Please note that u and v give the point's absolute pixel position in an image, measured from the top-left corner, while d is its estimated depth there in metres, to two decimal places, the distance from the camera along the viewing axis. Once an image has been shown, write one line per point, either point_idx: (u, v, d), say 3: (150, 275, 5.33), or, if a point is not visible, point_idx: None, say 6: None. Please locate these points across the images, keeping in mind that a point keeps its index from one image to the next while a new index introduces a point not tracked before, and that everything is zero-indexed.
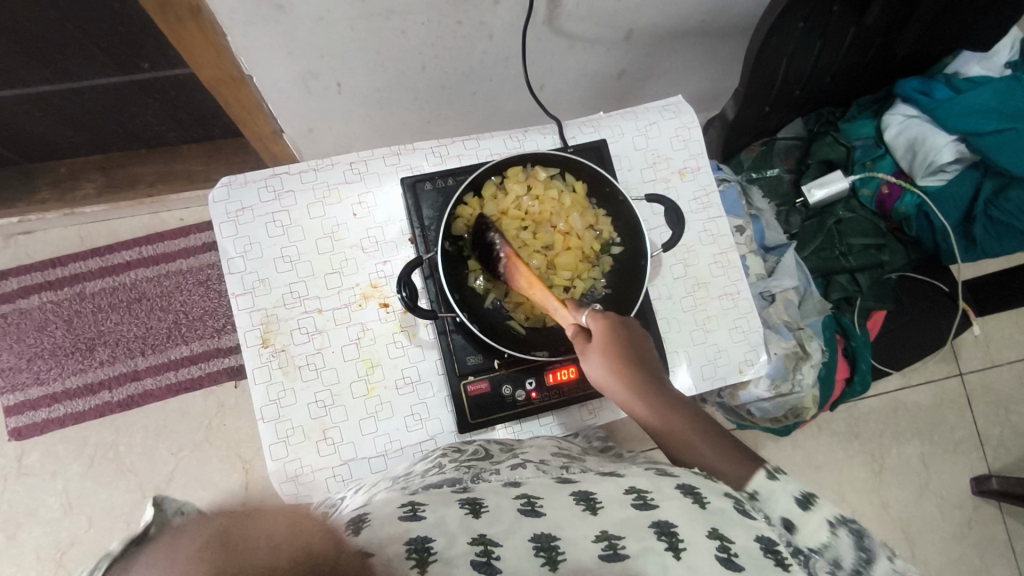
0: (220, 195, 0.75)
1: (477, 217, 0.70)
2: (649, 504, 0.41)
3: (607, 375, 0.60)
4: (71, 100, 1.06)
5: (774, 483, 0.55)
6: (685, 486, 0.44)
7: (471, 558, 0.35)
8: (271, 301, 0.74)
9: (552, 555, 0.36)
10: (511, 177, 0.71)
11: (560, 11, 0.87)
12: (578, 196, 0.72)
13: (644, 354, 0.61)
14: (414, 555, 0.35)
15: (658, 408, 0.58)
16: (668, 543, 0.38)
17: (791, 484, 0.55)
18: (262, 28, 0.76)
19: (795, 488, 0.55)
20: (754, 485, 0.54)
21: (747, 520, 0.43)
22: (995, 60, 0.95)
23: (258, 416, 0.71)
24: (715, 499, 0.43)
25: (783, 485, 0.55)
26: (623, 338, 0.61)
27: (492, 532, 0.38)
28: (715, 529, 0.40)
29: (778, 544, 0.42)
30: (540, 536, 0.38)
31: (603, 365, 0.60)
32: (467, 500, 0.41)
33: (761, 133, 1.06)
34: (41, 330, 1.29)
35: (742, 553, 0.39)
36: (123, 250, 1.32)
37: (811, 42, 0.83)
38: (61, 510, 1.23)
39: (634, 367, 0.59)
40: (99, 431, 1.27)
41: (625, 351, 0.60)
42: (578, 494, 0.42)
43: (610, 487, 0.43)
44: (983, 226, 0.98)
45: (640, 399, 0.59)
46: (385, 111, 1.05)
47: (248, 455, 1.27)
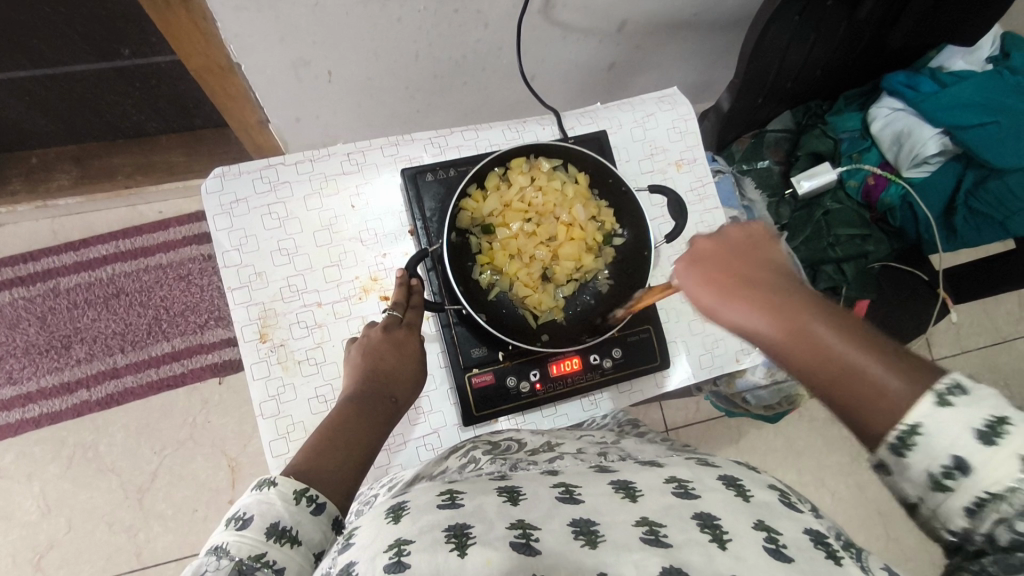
0: (214, 185, 0.72)
1: (482, 209, 0.70)
2: (690, 493, 0.42)
3: (713, 301, 0.49)
4: (45, 87, 1.01)
5: (945, 412, 0.38)
6: (728, 479, 0.44)
7: (511, 540, 0.36)
8: (268, 295, 0.72)
9: (592, 537, 0.37)
10: (515, 167, 0.70)
11: (555, 1, 0.87)
12: (581, 187, 0.72)
13: (756, 265, 0.50)
14: (453, 539, 0.35)
15: (781, 318, 0.46)
16: (712, 535, 0.38)
17: (977, 407, 0.38)
18: (254, 14, 0.74)
19: (981, 413, 0.38)
20: (914, 415, 0.39)
21: (795, 513, 0.42)
22: (978, 54, 0.99)
23: (258, 413, 0.69)
24: (758, 491, 0.44)
25: (959, 415, 0.38)
26: (733, 255, 0.51)
27: (531, 517, 0.38)
28: (761, 522, 0.40)
29: (829, 537, 0.41)
30: (578, 522, 0.38)
31: (705, 292, 0.50)
32: (505, 488, 0.42)
33: (751, 125, 1.07)
34: (13, 327, 1.25)
35: (790, 544, 0.38)
36: (99, 244, 1.28)
37: (805, 36, 0.84)
38: (39, 512, 1.19)
39: (749, 284, 0.48)
40: (78, 431, 1.23)
41: (725, 270, 0.50)
42: (617, 482, 0.43)
43: (650, 476, 0.44)
44: (962, 217, 1.02)
45: (762, 317, 0.46)
46: (375, 101, 1.03)
47: (234, 451, 1.25)
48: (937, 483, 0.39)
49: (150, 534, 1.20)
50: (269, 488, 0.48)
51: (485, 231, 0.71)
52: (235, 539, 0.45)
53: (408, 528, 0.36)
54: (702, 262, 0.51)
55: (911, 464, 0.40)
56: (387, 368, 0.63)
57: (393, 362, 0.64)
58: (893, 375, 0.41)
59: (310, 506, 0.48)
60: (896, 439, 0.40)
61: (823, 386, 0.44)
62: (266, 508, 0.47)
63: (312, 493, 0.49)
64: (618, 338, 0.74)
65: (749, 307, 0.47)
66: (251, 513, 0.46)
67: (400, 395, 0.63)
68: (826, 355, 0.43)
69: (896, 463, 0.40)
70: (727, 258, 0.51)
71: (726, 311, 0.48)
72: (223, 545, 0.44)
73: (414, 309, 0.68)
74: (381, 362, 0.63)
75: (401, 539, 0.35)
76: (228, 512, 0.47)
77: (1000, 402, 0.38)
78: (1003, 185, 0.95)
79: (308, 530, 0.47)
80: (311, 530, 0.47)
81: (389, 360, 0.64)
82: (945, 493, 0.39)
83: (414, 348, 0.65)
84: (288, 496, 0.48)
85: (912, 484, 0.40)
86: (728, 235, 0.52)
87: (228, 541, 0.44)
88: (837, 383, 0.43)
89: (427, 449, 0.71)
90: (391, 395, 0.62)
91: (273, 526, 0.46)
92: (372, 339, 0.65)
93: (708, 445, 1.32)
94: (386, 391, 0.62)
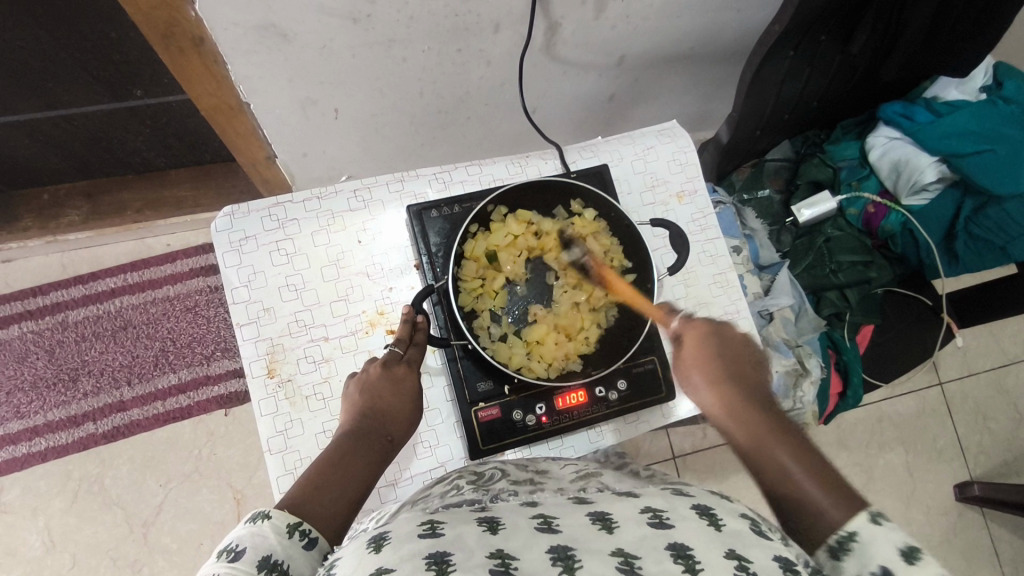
0: (223, 224, 0.74)
1: (481, 257, 0.71)
2: (664, 523, 0.42)
3: (707, 384, 0.65)
4: (57, 127, 1.04)
5: (877, 527, 0.48)
6: (702, 508, 0.45)
7: (490, 567, 0.36)
8: (276, 331, 0.73)
9: (569, 563, 0.37)
10: (517, 216, 0.73)
11: (556, 38, 0.90)
12: (580, 229, 0.73)
13: (749, 376, 0.66)
14: (433, 566, 0.35)
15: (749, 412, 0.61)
16: (686, 565, 0.38)
17: (897, 534, 0.47)
18: (263, 57, 0.77)
19: (902, 539, 0.47)
20: (853, 525, 0.49)
21: (765, 541, 0.43)
22: (972, 84, 1.00)
23: (265, 449, 0.70)
24: (730, 520, 0.44)
25: (887, 532, 0.48)
26: (731, 363, 0.66)
27: (509, 547, 0.39)
28: (732, 551, 0.40)
29: (798, 564, 0.41)
30: (556, 548, 0.38)
31: (697, 372, 0.66)
32: (486, 518, 0.43)
33: (751, 155, 1.08)
34: (21, 361, 1.25)
35: (760, 571, 0.39)
36: (108, 277, 1.30)
37: (799, 70, 0.86)
38: (44, 548, 1.19)
39: (740, 385, 0.64)
40: (83, 464, 1.23)
41: (724, 370, 0.65)
42: (594, 514, 0.44)
43: (626, 507, 0.45)
44: (963, 242, 1.02)
45: (730, 408, 0.62)
46: (381, 135, 1.05)
47: (239, 484, 1.24)
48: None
49: (154, 569, 1.19)
50: (263, 520, 0.49)
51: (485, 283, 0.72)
52: (225, 570, 0.44)
53: (389, 556, 0.37)
54: (708, 357, 0.66)
55: (844, 568, 0.48)
56: (383, 406, 0.63)
57: (388, 399, 0.64)
58: (815, 489, 0.53)
59: (302, 540, 0.50)
60: (835, 542, 0.49)
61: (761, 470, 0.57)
62: (258, 541, 0.47)
63: (304, 527, 0.50)
64: (622, 368, 0.74)
65: (731, 397, 0.63)
66: (244, 545, 0.47)
67: (396, 434, 0.64)
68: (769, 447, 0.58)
69: (833, 569, 0.49)
70: (729, 363, 0.66)
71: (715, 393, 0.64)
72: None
73: (416, 346, 0.68)
74: (377, 400, 0.64)
75: (382, 568, 0.36)
76: (218, 545, 0.47)
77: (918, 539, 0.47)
78: (1002, 212, 0.95)
79: (299, 564, 0.48)
80: (302, 564, 0.48)
81: (384, 399, 0.64)
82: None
83: (411, 385, 0.66)
84: (281, 529, 0.49)
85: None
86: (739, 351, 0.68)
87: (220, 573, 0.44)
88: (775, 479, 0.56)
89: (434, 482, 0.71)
90: (387, 433, 0.63)
91: (264, 559, 0.46)
92: (370, 375, 0.65)
93: (716, 472, 1.31)
94: (381, 429, 0.63)
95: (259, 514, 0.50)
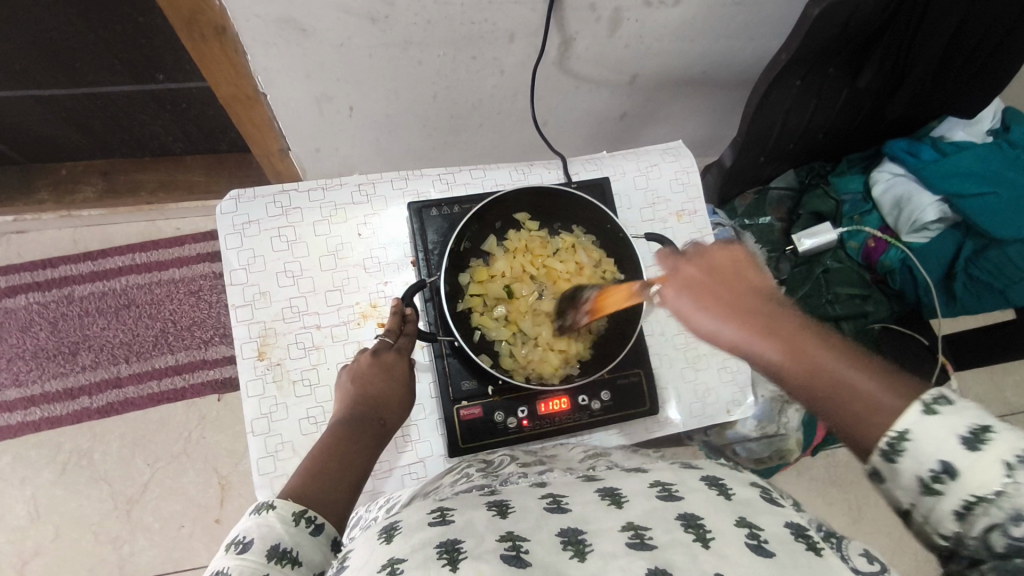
0: (229, 207, 0.76)
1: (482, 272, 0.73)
2: (674, 495, 0.44)
3: (714, 322, 0.53)
4: (80, 105, 1.07)
5: (932, 419, 0.42)
6: (710, 480, 0.46)
7: (500, 552, 0.37)
8: (270, 315, 0.74)
9: (579, 547, 0.38)
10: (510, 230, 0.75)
11: (570, 53, 0.91)
12: (566, 244, 0.75)
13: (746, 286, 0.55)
14: (445, 555, 0.37)
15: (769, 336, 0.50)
16: (696, 535, 0.39)
17: (961, 417, 0.41)
18: (283, 50, 0.79)
19: (966, 421, 0.41)
20: (904, 422, 0.43)
21: (775, 508, 0.44)
22: (978, 126, 1.01)
23: (248, 429, 0.71)
24: (740, 491, 0.45)
25: (946, 422, 0.41)
26: (720, 284, 0.55)
27: (520, 529, 0.40)
28: (742, 519, 0.41)
29: (809, 530, 0.42)
30: (568, 531, 0.40)
31: (698, 310, 0.54)
32: (495, 502, 0.44)
33: (755, 182, 1.10)
34: (25, 330, 1.28)
35: (771, 539, 0.40)
36: (117, 256, 1.32)
37: (806, 101, 0.87)
38: (28, 517, 1.20)
39: (744, 309, 0.52)
40: (75, 437, 1.24)
41: (724, 291, 0.54)
42: (604, 490, 0.45)
43: (635, 482, 0.46)
44: (962, 283, 1.01)
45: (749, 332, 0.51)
46: (393, 136, 1.07)
47: (226, 470, 1.25)
48: (927, 488, 0.42)
49: (134, 547, 1.20)
50: (268, 510, 0.50)
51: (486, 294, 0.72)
52: (235, 563, 0.45)
53: (399, 547, 0.38)
54: (699, 284, 0.55)
55: (901, 468, 0.43)
56: (375, 393, 0.64)
57: (379, 385, 0.65)
58: (884, 393, 0.45)
59: (309, 527, 0.50)
60: (887, 445, 0.43)
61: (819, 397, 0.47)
62: (266, 531, 0.48)
63: (310, 515, 0.51)
64: (608, 380, 0.75)
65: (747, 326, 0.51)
66: (252, 536, 0.48)
67: (389, 418, 0.65)
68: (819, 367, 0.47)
69: (888, 469, 0.44)
70: (718, 285, 0.55)
71: (726, 330, 0.52)
72: (225, 570, 0.44)
73: (406, 336, 0.69)
74: (368, 386, 0.65)
75: (394, 558, 0.37)
76: (226, 538, 0.48)
77: (983, 413, 0.41)
78: (1002, 255, 0.95)
79: (309, 550, 0.49)
80: (311, 551, 0.49)
81: (376, 385, 0.65)
82: (936, 496, 0.42)
83: (402, 373, 0.67)
84: (287, 518, 0.50)
85: (904, 490, 0.44)
86: (715, 260, 0.57)
87: (230, 566, 0.45)
88: (839, 401, 0.46)
89: (413, 477, 0.72)
90: (380, 418, 0.64)
91: (273, 548, 0.47)
92: (360, 364, 0.66)
93: None
94: (375, 415, 0.63)
95: (263, 507, 0.51)
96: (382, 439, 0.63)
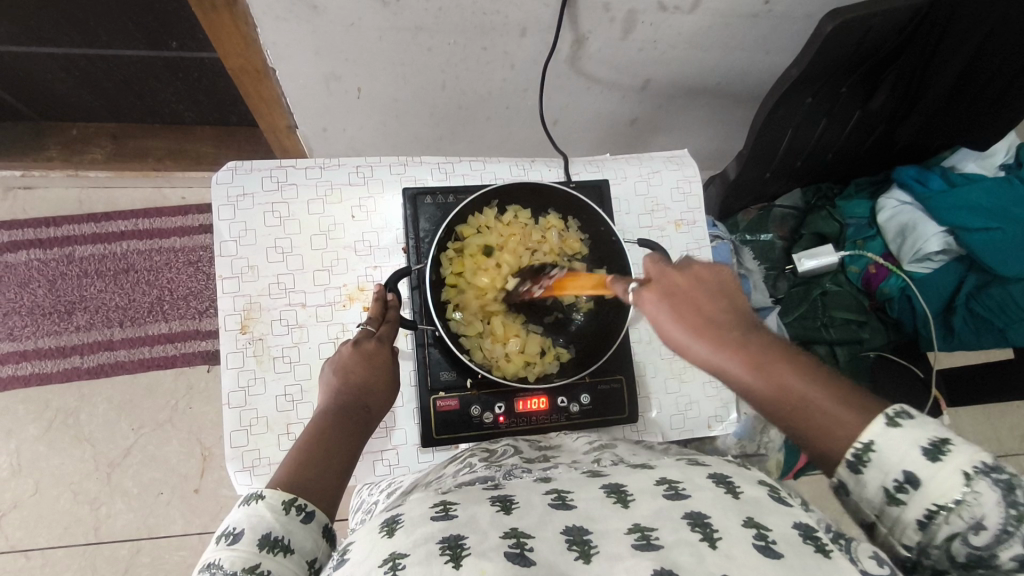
0: (225, 177, 0.76)
1: (461, 263, 0.72)
2: (680, 494, 0.42)
3: (688, 336, 0.50)
4: (94, 66, 1.07)
5: (894, 432, 0.43)
6: (718, 478, 0.45)
7: (506, 550, 0.37)
8: (256, 289, 0.74)
9: (585, 548, 0.38)
10: (489, 219, 0.73)
11: (583, 52, 0.91)
12: (552, 246, 0.73)
13: (714, 304, 0.51)
14: (448, 551, 0.37)
15: (743, 354, 0.48)
16: (703, 534, 0.38)
17: (923, 429, 0.43)
18: (293, 26, 0.79)
19: (926, 434, 0.43)
20: (869, 434, 0.44)
21: (784, 508, 0.42)
22: (992, 160, 1.00)
23: (224, 401, 0.71)
24: (748, 489, 0.44)
25: (907, 435, 0.43)
26: (700, 298, 0.52)
27: (524, 526, 0.40)
28: (750, 519, 0.40)
29: (819, 531, 0.41)
30: (571, 530, 0.39)
31: (674, 326, 0.51)
32: (500, 497, 0.43)
33: (760, 198, 1.08)
34: (23, 286, 1.29)
35: (780, 540, 0.38)
36: (120, 220, 1.33)
37: (815, 119, 0.86)
38: (9, 470, 1.21)
39: (718, 324, 0.49)
40: (63, 396, 1.25)
41: (696, 306, 0.51)
42: (609, 487, 0.44)
43: (640, 479, 0.45)
44: (962, 317, 0.99)
45: (724, 349, 0.48)
46: (400, 121, 1.07)
47: (209, 441, 1.25)
48: (890, 498, 0.43)
49: (111, 510, 1.21)
50: (257, 500, 0.50)
51: (462, 286, 0.71)
52: (227, 555, 0.46)
53: (403, 542, 0.38)
54: (667, 296, 0.53)
55: (867, 480, 0.44)
56: (359, 381, 0.64)
57: (362, 371, 0.64)
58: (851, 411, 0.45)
59: (300, 515, 0.51)
60: (853, 457, 0.44)
61: (783, 417, 0.46)
62: (256, 521, 0.49)
63: (301, 503, 0.51)
64: (589, 384, 0.74)
65: (717, 343, 0.49)
66: (242, 527, 0.48)
67: (373, 404, 0.64)
68: (787, 389, 0.46)
69: (855, 481, 0.45)
70: (693, 295, 0.52)
71: (698, 347, 0.49)
72: (216, 561, 0.46)
73: (388, 323, 0.69)
74: (350, 372, 0.64)
75: (395, 554, 0.37)
76: (219, 529, 0.49)
77: (941, 427, 0.43)
78: (1005, 292, 0.93)
79: (300, 538, 0.49)
80: (303, 538, 0.50)
81: (358, 373, 0.64)
82: (900, 506, 0.43)
83: (384, 361, 0.66)
84: (277, 507, 0.50)
85: (869, 501, 0.45)
86: (695, 275, 0.53)
87: (221, 558, 0.46)
88: (800, 418, 0.45)
89: (386, 464, 0.72)
90: (365, 404, 0.63)
91: (264, 537, 0.48)
92: (343, 355, 0.65)
93: None
94: (360, 401, 0.63)
95: (254, 496, 0.51)
96: (365, 424, 0.62)
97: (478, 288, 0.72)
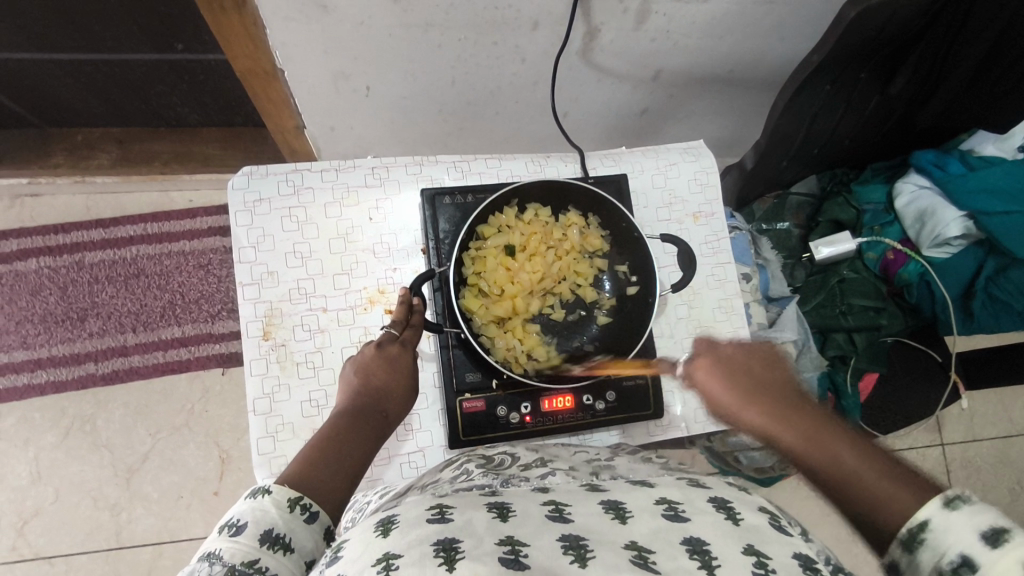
0: (240, 183, 0.75)
1: (483, 262, 0.71)
2: (680, 516, 0.43)
3: (731, 398, 0.56)
4: (97, 71, 1.06)
5: (951, 514, 0.42)
6: (719, 502, 0.45)
7: (500, 555, 0.37)
8: (277, 295, 0.74)
9: (580, 552, 0.37)
10: (509, 216, 0.73)
11: (595, 43, 0.89)
12: (574, 243, 0.74)
13: (758, 372, 0.57)
14: (442, 553, 0.36)
15: (794, 423, 0.52)
16: (702, 562, 0.38)
17: (981, 515, 0.41)
18: (302, 26, 0.78)
19: (987, 520, 0.41)
20: (924, 514, 0.43)
21: (784, 537, 0.43)
22: (1010, 142, 0.95)
23: (249, 408, 0.71)
24: (749, 516, 0.44)
25: (964, 518, 0.42)
26: (750, 369, 0.57)
27: (520, 534, 0.39)
28: (751, 547, 0.40)
29: (818, 562, 0.41)
30: (568, 538, 0.39)
31: (722, 389, 0.57)
32: (495, 504, 0.43)
33: (775, 186, 1.07)
34: (34, 294, 1.28)
35: (779, 568, 0.38)
36: (128, 224, 1.32)
37: (834, 105, 0.85)
38: (28, 478, 1.21)
39: (768, 389, 0.55)
40: (79, 403, 1.25)
41: (745, 377, 0.57)
42: (608, 503, 0.44)
43: (640, 498, 0.45)
44: (981, 302, 1.03)
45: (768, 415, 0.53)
46: (410, 118, 1.06)
47: (226, 444, 1.26)
48: None
49: (131, 515, 1.21)
50: (263, 495, 0.51)
51: (482, 284, 0.71)
52: (228, 545, 0.47)
53: (397, 541, 0.38)
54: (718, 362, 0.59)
55: (920, 561, 0.43)
56: (378, 385, 0.64)
57: (382, 377, 0.64)
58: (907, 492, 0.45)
59: (303, 514, 0.51)
60: (906, 535, 0.44)
61: (839, 493, 0.48)
62: (260, 516, 0.49)
63: (306, 502, 0.51)
64: (614, 381, 0.74)
65: (769, 412, 0.53)
66: (246, 519, 0.49)
67: (391, 410, 0.64)
68: (836, 462, 0.48)
69: (908, 561, 0.44)
70: (745, 366, 0.58)
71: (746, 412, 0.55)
72: (216, 551, 0.46)
73: (413, 328, 0.68)
74: (371, 377, 0.64)
75: (389, 554, 0.37)
76: (222, 520, 0.49)
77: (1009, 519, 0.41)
78: None
79: (301, 538, 0.49)
80: (304, 537, 0.50)
81: (378, 378, 0.64)
82: None
83: (404, 365, 0.65)
84: (282, 504, 0.50)
85: None
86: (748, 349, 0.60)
87: (222, 548, 0.47)
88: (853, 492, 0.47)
89: (412, 466, 0.72)
90: (382, 410, 0.63)
91: (266, 532, 0.48)
92: (365, 356, 0.65)
93: None
94: (375, 407, 0.62)
95: (263, 489, 0.52)
96: (381, 432, 0.62)
97: (500, 286, 0.71)
